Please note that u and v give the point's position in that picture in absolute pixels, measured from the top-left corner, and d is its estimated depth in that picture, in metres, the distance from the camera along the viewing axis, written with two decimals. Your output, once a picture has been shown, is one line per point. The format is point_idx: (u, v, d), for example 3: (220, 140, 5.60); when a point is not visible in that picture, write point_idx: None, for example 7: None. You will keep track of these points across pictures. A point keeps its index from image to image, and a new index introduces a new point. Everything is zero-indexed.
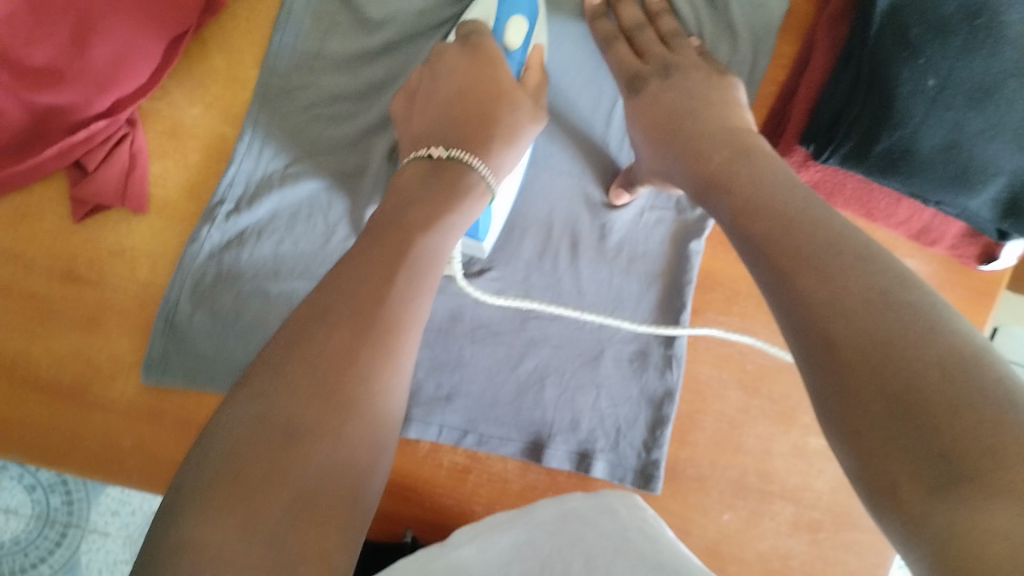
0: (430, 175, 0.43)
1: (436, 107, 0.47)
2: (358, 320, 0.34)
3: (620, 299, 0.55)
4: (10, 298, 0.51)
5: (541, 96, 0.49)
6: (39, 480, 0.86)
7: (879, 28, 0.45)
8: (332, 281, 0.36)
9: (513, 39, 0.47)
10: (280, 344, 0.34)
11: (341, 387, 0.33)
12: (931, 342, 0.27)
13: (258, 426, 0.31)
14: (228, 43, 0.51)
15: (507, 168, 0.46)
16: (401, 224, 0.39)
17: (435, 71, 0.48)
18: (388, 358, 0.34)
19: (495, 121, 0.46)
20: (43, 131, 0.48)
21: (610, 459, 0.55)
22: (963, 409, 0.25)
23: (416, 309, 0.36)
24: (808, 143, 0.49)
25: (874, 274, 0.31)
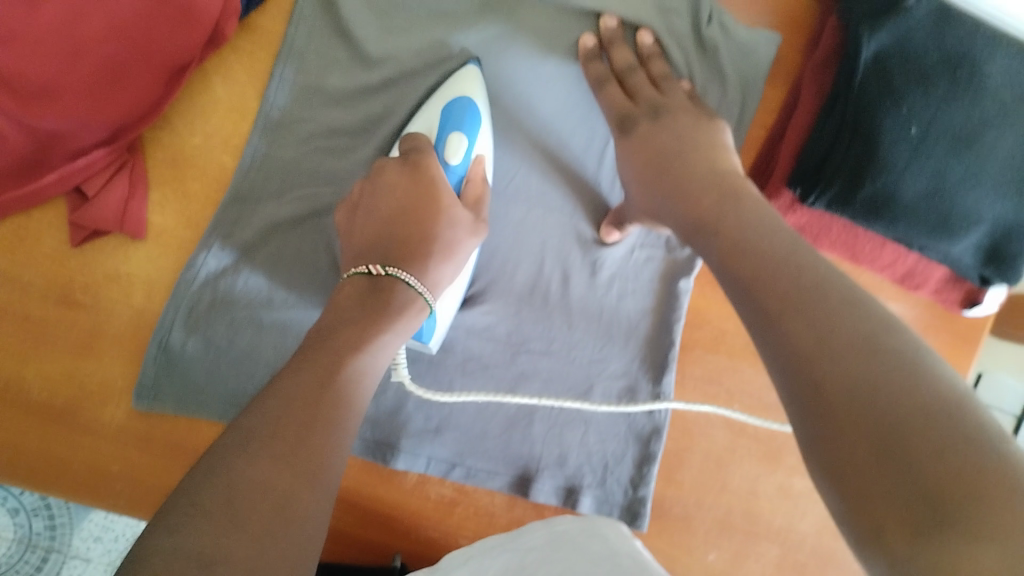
0: (367, 295, 0.43)
1: (375, 223, 0.46)
2: (282, 442, 0.33)
3: (609, 334, 0.56)
4: (6, 320, 0.52)
5: (483, 207, 0.49)
6: (22, 504, 0.86)
7: (864, 77, 0.46)
8: (252, 409, 0.34)
9: (453, 154, 0.48)
10: (195, 477, 0.31)
11: (264, 517, 0.30)
12: (913, 389, 0.28)
13: (174, 555, 0.27)
14: (230, 75, 0.52)
15: (445, 282, 0.46)
16: (329, 348, 0.38)
17: (375, 187, 0.47)
18: (314, 483, 0.33)
19: (432, 237, 0.46)
20: (45, 156, 0.49)
21: (597, 494, 0.56)
22: (946, 448, 0.26)
23: (342, 437, 0.35)
24: (795, 186, 0.49)
25: (860, 319, 0.32)
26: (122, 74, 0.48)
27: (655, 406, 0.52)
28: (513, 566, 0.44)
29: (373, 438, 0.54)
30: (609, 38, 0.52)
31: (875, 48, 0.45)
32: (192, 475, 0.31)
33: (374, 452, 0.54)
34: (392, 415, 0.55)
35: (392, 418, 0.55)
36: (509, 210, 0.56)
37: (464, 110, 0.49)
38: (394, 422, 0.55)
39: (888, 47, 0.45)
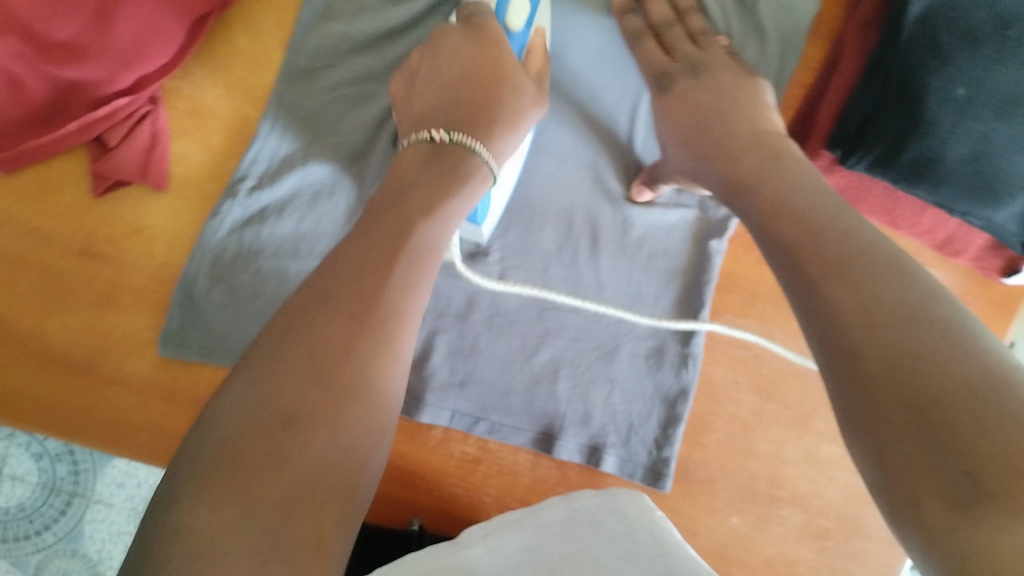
0: (432, 158, 0.43)
1: (437, 87, 0.47)
2: (356, 306, 0.35)
3: (639, 292, 0.55)
4: (27, 271, 0.51)
5: (543, 80, 0.49)
6: (45, 449, 0.87)
7: (911, 34, 0.44)
8: (330, 271, 0.36)
9: (515, 20, 0.47)
10: (276, 330, 0.34)
11: (339, 371, 0.33)
12: (957, 361, 0.27)
13: (254, 410, 0.31)
14: (254, 25, 0.52)
15: (510, 152, 0.47)
16: (401, 210, 0.40)
17: (435, 54, 0.47)
18: (388, 340, 0.35)
19: (496, 103, 0.46)
20: (65, 105, 0.48)
21: (620, 454, 0.55)
22: (991, 425, 0.24)
23: (413, 298, 0.37)
24: (834, 148, 0.48)
25: (903, 286, 0.31)
26: (144, 22, 0.47)
27: (690, 324, 0.51)
28: (531, 544, 0.44)
29: None
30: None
31: (926, 5, 0.43)
32: (274, 330, 0.34)
33: None
34: (418, 368, 0.55)
35: (418, 371, 0.55)
36: (540, 162, 0.55)
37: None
38: (419, 375, 0.55)
39: (938, 4, 0.43)
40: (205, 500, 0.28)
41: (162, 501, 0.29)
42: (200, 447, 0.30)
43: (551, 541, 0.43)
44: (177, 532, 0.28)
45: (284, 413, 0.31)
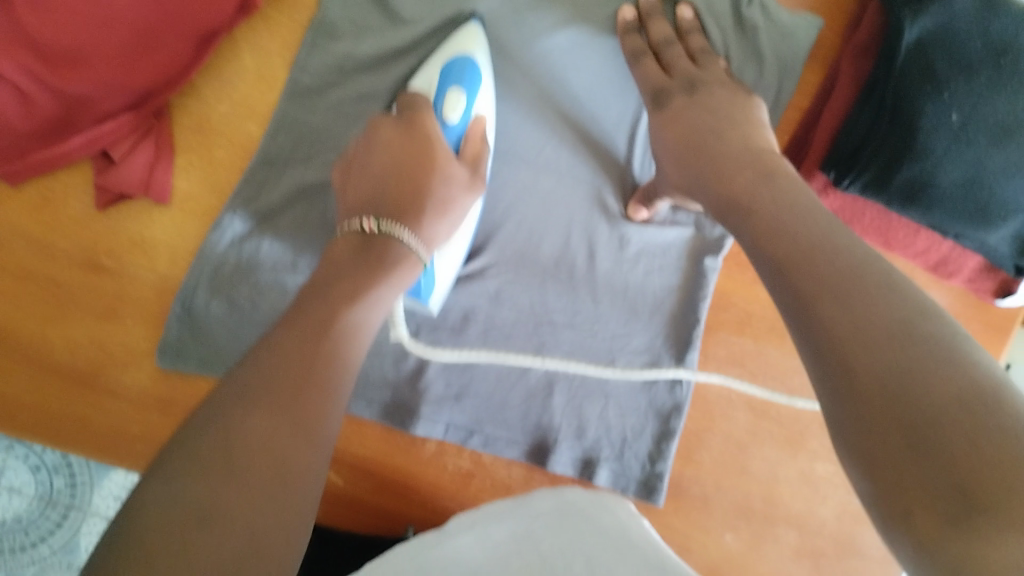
0: (361, 248, 0.42)
1: (369, 179, 0.46)
2: (276, 402, 0.33)
3: (633, 309, 0.55)
4: (27, 282, 0.52)
5: (481, 165, 0.49)
6: (43, 462, 0.87)
7: (905, 61, 0.44)
8: (247, 364, 0.34)
9: (451, 111, 0.47)
10: (193, 427, 0.31)
11: (262, 467, 0.31)
12: (946, 368, 0.27)
13: (172, 509, 0.28)
14: (258, 42, 0.52)
15: (441, 238, 0.46)
16: (322, 302, 0.38)
17: (370, 142, 0.47)
18: (309, 438, 0.33)
19: (428, 194, 0.46)
20: (72, 120, 0.49)
21: (613, 468, 0.56)
22: (979, 428, 0.25)
23: (333, 398, 0.35)
24: (828, 171, 0.49)
25: (892, 304, 0.31)
26: (149, 36, 0.47)
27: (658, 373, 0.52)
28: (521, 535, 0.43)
29: (392, 401, 0.55)
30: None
31: (918, 33, 0.44)
32: (188, 428, 0.32)
33: (392, 417, 0.55)
34: (412, 382, 0.55)
35: (413, 384, 0.55)
36: (538, 179, 0.55)
37: (465, 69, 0.48)
38: (414, 388, 0.55)
39: (931, 32, 0.44)
40: (204, 485, 0.29)
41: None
42: (196, 439, 0.31)
43: (541, 533, 0.43)
44: (178, 509, 0.28)
45: (203, 511, 0.28)
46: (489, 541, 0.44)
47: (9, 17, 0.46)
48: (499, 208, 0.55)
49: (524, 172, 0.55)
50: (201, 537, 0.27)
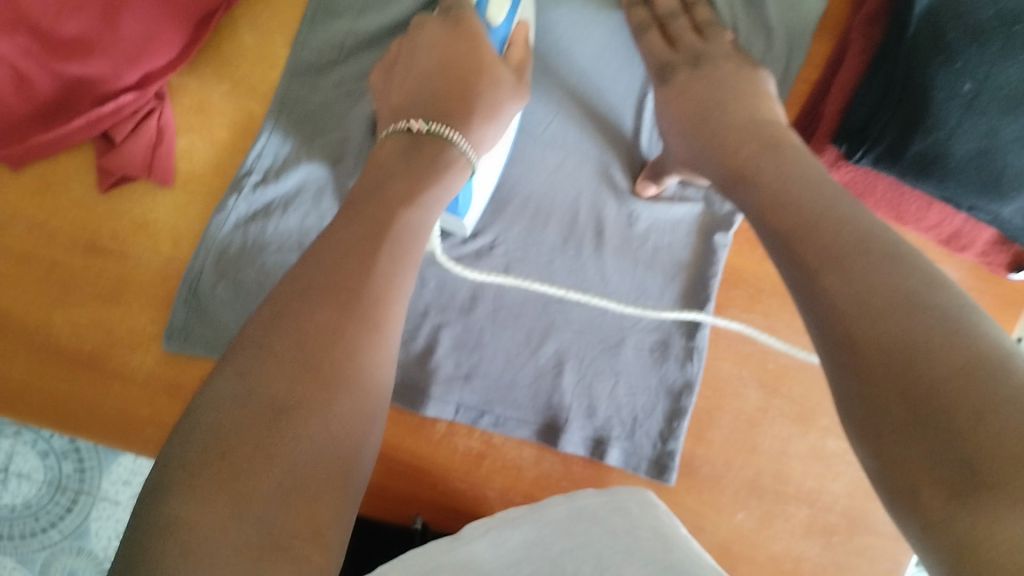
0: (410, 150, 0.44)
1: (416, 77, 0.48)
2: (337, 294, 0.35)
3: (643, 287, 0.55)
4: (31, 266, 0.51)
5: (524, 73, 0.49)
6: (52, 447, 0.87)
7: (918, 29, 0.44)
8: (311, 257, 0.37)
9: (496, 14, 0.47)
10: (261, 319, 0.35)
11: (325, 361, 0.33)
12: (951, 344, 0.27)
13: (246, 401, 0.31)
14: (259, 24, 0.52)
15: (488, 143, 0.47)
16: (381, 200, 0.40)
17: (416, 44, 0.48)
18: (369, 323, 0.35)
19: (473, 96, 0.46)
20: (72, 103, 0.48)
21: (625, 447, 0.55)
22: (988, 411, 0.25)
23: (394, 285, 0.37)
24: (840, 143, 0.48)
25: (900, 275, 0.30)
26: (147, 17, 0.47)
27: (687, 317, 0.51)
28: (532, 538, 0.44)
29: (400, 381, 0.54)
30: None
31: (931, 1, 0.44)
32: (257, 319, 0.35)
33: (402, 398, 0.54)
34: (421, 361, 0.55)
35: (422, 364, 0.55)
36: (544, 155, 0.55)
37: None
38: (423, 368, 0.55)
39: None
40: (273, 376, 0.32)
41: (158, 493, 0.29)
42: (266, 332, 0.34)
43: (554, 536, 0.43)
44: (249, 402, 0.31)
45: (272, 401, 0.31)
46: (503, 548, 0.43)
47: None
48: (506, 186, 0.55)
49: (533, 150, 0.55)
50: (270, 429, 0.31)
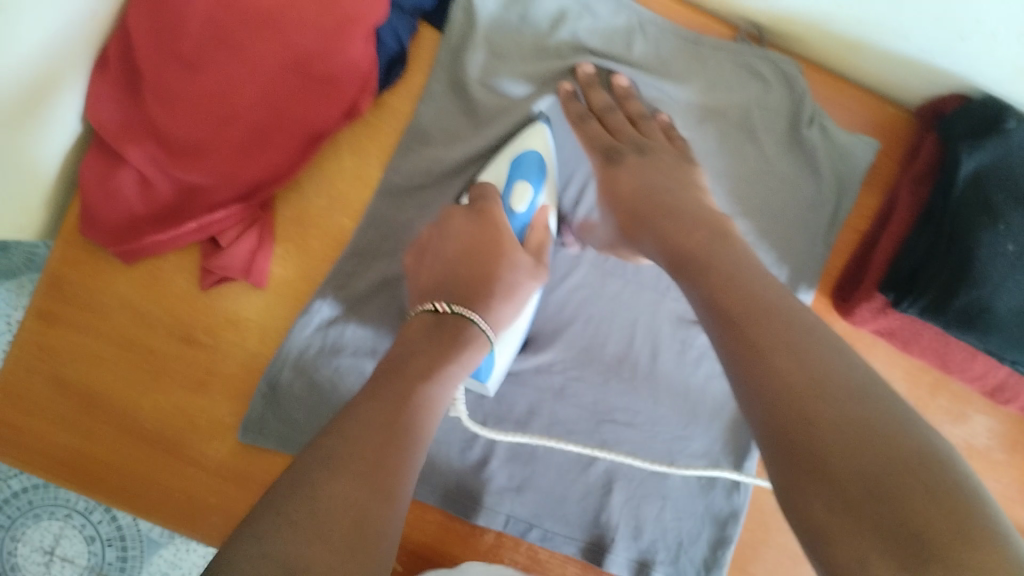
0: (435, 327, 0.47)
1: (441, 263, 0.51)
2: (359, 465, 0.36)
3: (694, 413, 0.57)
4: (129, 352, 0.56)
5: (543, 254, 0.53)
6: (99, 533, 0.88)
7: (962, 192, 0.48)
8: (333, 430, 0.38)
9: (518, 202, 0.52)
10: (282, 486, 0.34)
11: (345, 527, 0.33)
12: (899, 432, 0.31)
13: (271, 555, 0.31)
14: (359, 147, 0.57)
15: (506, 322, 0.50)
16: (400, 378, 0.42)
17: (443, 231, 0.52)
18: (386, 501, 0.36)
19: (495, 279, 0.50)
20: (186, 207, 0.54)
21: (668, 571, 0.57)
22: (969, 530, 0.27)
23: (410, 463, 0.38)
24: (887, 292, 0.51)
25: (832, 358, 0.34)
26: (262, 139, 0.52)
27: (710, 474, 0.54)
28: None
29: (455, 488, 0.56)
30: (586, 83, 0.55)
31: (974, 166, 0.48)
32: (275, 490, 0.34)
33: (457, 504, 0.56)
34: (477, 470, 0.57)
35: (476, 475, 0.57)
36: (606, 282, 0.58)
37: (533, 165, 0.53)
38: (478, 478, 0.57)
39: (987, 166, 0.47)
40: (293, 538, 0.32)
41: None
42: (289, 495, 0.34)
43: None
44: (271, 559, 0.31)
45: (296, 567, 0.31)
46: None
47: (140, 114, 0.51)
48: (569, 308, 0.58)
49: (591, 273, 0.58)
50: None
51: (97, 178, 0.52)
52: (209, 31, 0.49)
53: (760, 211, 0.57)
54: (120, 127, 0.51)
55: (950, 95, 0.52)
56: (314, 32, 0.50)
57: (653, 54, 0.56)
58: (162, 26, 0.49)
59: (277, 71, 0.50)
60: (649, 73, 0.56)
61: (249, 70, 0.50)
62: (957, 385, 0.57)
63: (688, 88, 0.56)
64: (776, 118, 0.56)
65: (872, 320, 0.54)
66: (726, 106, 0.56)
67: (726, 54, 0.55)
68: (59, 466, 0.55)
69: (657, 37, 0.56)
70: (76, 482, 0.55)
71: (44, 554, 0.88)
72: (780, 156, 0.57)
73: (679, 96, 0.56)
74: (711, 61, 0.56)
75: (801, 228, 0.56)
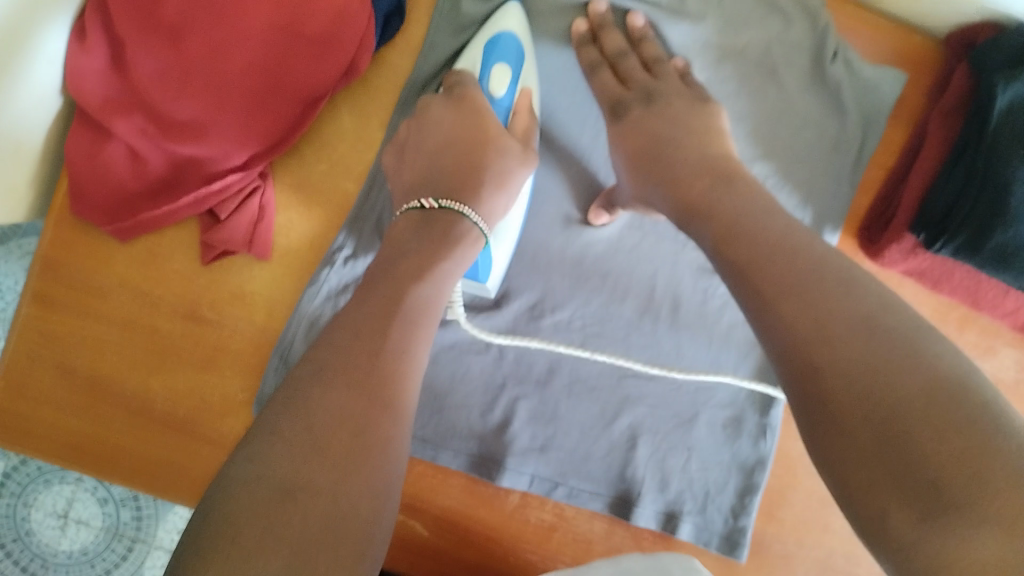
0: (423, 225, 0.45)
1: (425, 158, 0.49)
2: (351, 375, 0.34)
3: (717, 364, 0.56)
4: (133, 333, 0.54)
5: (531, 137, 0.51)
6: (112, 494, 0.87)
7: (996, 126, 0.45)
8: (324, 345, 0.36)
9: (497, 86, 0.50)
10: (278, 401, 0.34)
11: (342, 439, 0.32)
12: (908, 369, 0.29)
13: (260, 479, 0.30)
14: (358, 106, 0.55)
15: (500, 211, 0.48)
16: (390, 281, 0.40)
17: (424, 126, 0.50)
18: (385, 409, 0.34)
19: (483, 168, 0.48)
20: (182, 178, 0.51)
21: (696, 521, 0.56)
22: (987, 475, 0.25)
23: (409, 367, 0.37)
24: (919, 232, 0.49)
25: (862, 300, 0.32)
26: (261, 102, 0.49)
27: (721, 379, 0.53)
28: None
29: (478, 453, 0.55)
30: (599, 24, 0.53)
31: (1010, 98, 0.45)
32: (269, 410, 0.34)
33: (480, 468, 0.55)
34: (498, 432, 0.56)
35: (498, 436, 0.56)
36: (624, 236, 0.56)
37: (510, 44, 0.50)
38: (500, 439, 0.56)
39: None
40: (291, 459, 0.31)
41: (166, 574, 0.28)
42: (284, 414, 0.33)
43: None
44: (266, 483, 0.30)
45: (290, 481, 0.30)
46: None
47: (126, 83, 0.48)
48: (587, 262, 0.56)
49: (611, 227, 0.56)
50: (285, 511, 0.29)
51: (85, 156, 0.49)
52: None
53: (783, 152, 0.54)
54: (104, 100, 0.48)
55: (984, 22, 0.49)
56: None
57: None
58: None
59: (269, 33, 0.48)
60: (665, 11, 0.53)
61: (236, 32, 0.47)
62: (985, 319, 0.55)
63: (706, 26, 0.53)
64: (797, 53, 0.53)
65: (901, 261, 0.52)
66: (744, 44, 0.54)
67: None
68: (68, 450, 0.54)
69: None
70: (88, 465, 0.54)
71: (58, 518, 0.86)
72: (803, 93, 0.54)
73: (698, 33, 0.54)
74: None
75: (826, 167, 0.54)
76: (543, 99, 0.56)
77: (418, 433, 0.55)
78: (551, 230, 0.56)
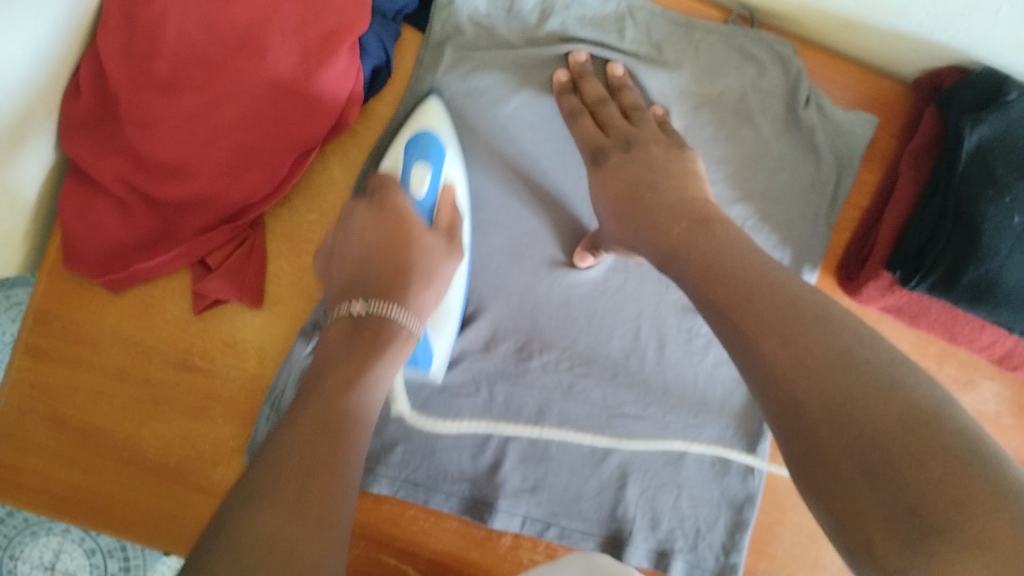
0: (352, 332, 0.43)
1: (351, 264, 0.47)
2: (283, 496, 0.32)
3: (703, 404, 0.57)
4: (127, 382, 0.54)
5: (456, 232, 0.50)
6: (100, 545, 0.86)
7: (966, 167, 0.47)
8: (252, 469, 0.34)
9: (419, 185, 0.50)
10: (207, 538, 0.31)
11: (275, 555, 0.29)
12: (885, 402, 0.29)
13: None
14: (346, 156, 0.56)
15: (429, 308, 0.47)
16: (320, 394, 0.39)
17: (346, 230, 0.48)
18: (318, 529, 0.32)
19: (410, 267, 0.46)
20: (174, 231, 0.51)
21: (687, 559, 0.56)
22: (965, 502, 0.25)
23: (341, 493, 0.34)
24: (895, 269, 0.51)
25: (834, 333, 0.33)
26: (252, 155, 0.50)
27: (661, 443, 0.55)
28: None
29: (470, 496, 0.56)
30: (579, 73, 0.54)
31: (978, 139, 0.46)
32: (202, 539, 0.31)
33: (471, 510, 0.56)
34: (489, 475, 0.56)
35: (489, 479, 0.56)
36: (608, 279, 0.57)
37: (429, 142, 0.51)
38: (491, 482, 0.56)
39: (991, 138, 0.46)
40: None
41: None
42: (213, 543, 0.30)
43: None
44: None
45: None
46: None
47: (119, 140, 0.49)
48: (572, 303, 0.57)
49: (594, 270, 0.57)
50: None
51: (78, 211, 0.50)
52: (186, 54, 0.47)
53: (760, 195, 0.56)
54: (96, 155, 0.49)
55: (950, 65, 0.51)
56: (296, 47, 0.49)
57: (644, 40, 0.55)
58: (137, 50, 0.47)
59: (260, 89, 0.49)
60: (643, 61, 0.55)
61: (230, 90, 0.48)
62: (963, 353, 0.56)
63: (682, 75, 0.55)
64: (772, 100, 0.55)
65: (878, 298, 0.54)
66: (720, 92, 0.55)
67: (718, 36, 0.54)
68: (60, 502, 0.54)
69: (647, 22, 0.55)
70: (80, 517, 0.54)
71: (44, 571, 0.85)
72: (778, 138, 0.56)
73: (675, 81, 0.55)
74: (703, 45, 0.55)
75: (802, 207, 0.56)
76: (526, 146, 0.57)
77: (409, 477, 0.55)
78: (538, 272, 0.57)
